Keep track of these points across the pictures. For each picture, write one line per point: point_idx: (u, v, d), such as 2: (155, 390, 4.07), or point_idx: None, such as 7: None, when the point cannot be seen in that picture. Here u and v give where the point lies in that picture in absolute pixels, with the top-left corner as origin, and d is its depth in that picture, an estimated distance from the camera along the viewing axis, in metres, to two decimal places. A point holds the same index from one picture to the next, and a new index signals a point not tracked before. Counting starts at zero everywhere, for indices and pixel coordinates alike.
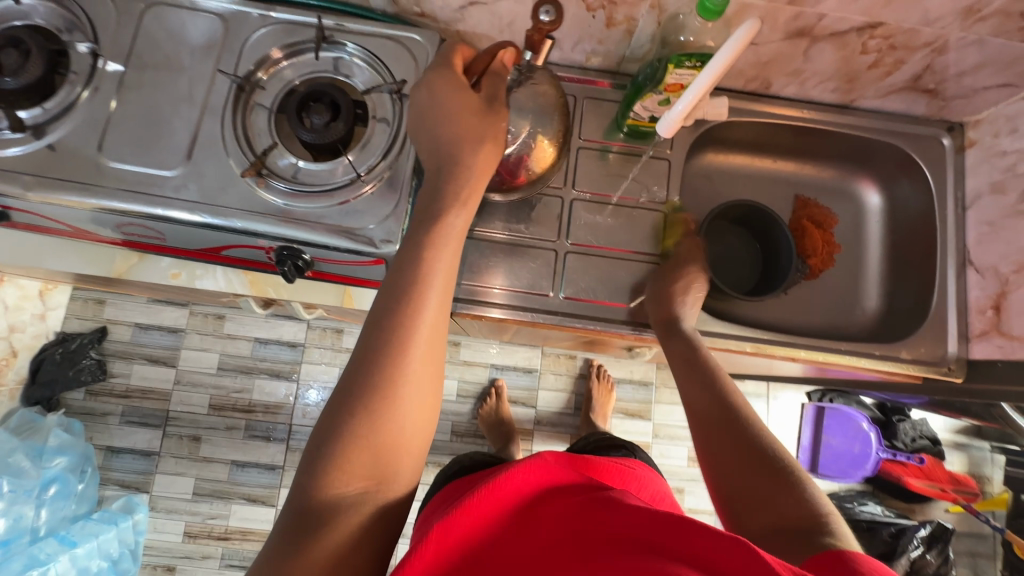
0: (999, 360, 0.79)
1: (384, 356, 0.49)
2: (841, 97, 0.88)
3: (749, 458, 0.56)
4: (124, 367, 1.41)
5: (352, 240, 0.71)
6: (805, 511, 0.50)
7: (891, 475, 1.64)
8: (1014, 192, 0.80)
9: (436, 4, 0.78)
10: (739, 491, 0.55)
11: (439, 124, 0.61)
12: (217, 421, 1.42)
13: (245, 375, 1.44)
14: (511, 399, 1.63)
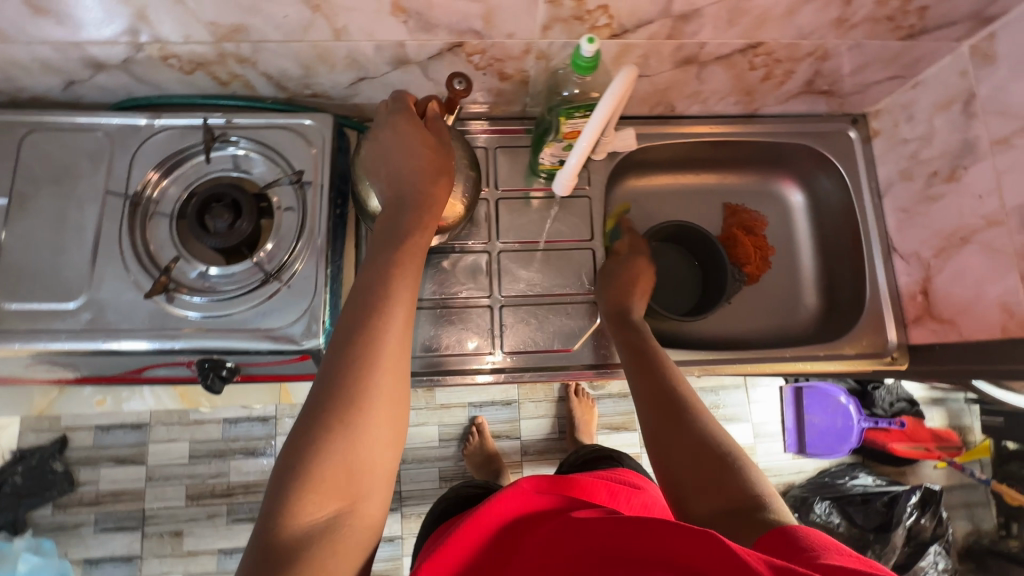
0: (936, 344, 0.80)
1: (352, 374, 0.51)
2: (745, 107, 0.89)
3: (701, 428, 0.59)
4: (90, 473, 1.24)
5: (273, 341, 0.69)
6: (748, 489, 0.52)
7: (876, 443, 1.58)
8: (920, 178, 0.81)
9: (326, 84, 0.77)
10: (685, 472, 0.55)
11: (396, 162, 0.64)
12: (197, 511, 1.26)
13: (219, 459, 1.27)
14: (494, 435, 1.52)
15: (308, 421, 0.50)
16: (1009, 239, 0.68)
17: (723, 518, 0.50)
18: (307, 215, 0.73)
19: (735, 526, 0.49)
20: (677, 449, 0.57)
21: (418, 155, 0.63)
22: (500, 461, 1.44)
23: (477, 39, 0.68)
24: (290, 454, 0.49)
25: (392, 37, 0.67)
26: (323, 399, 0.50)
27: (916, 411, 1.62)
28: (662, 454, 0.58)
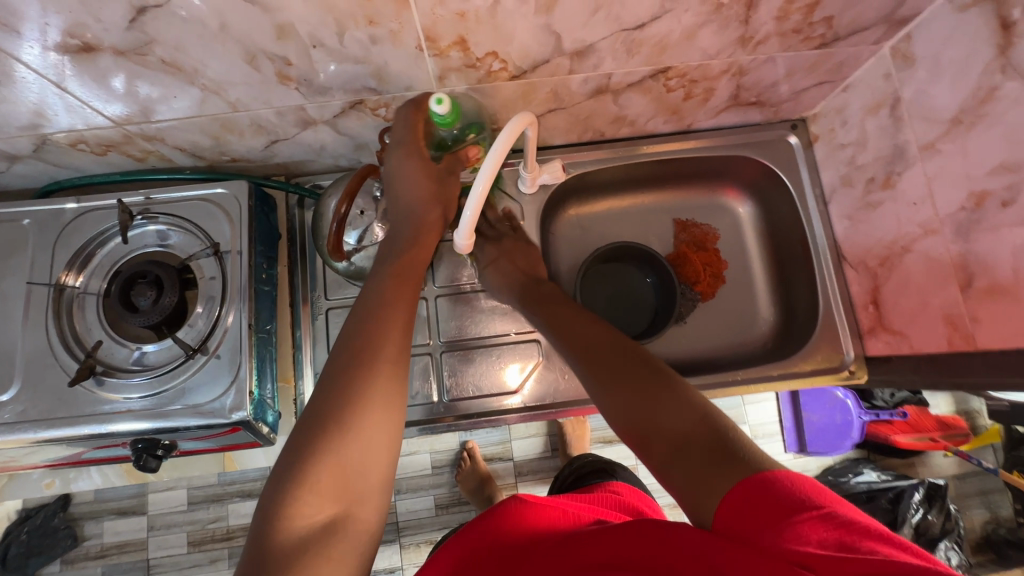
0: (892, 356, 0.77)
1: (354, 369, 0.50)
2: (677, 124, 0.87)
3: (642, 375, 0.55)
4: (95, 526, 1.23)
5: (201, 415, 0.69)
6: (693, 416, 0.49)
7: (879, 437, 1.50)
8: (860, 184, 0.78)
9: (241, 149, 0.77)
10: (628, 412, 0.53)
11: (399, 187, 0.68)
12: (199, 557, 1.24)
13: (216, 503, 1.25)
14: (486, 458, 1.43)
15: (303, 424, 0.47)
16: (945, 249, 0.65)
17: (682, 460, 0.46)
18: (229, 284, 0.73)
19: (695, 466, 0.45)
20: (624, 402, 0.54)
21: (420, 182, 0.68)
22: (492, 484, 1.34)
23: (375, 95, 0.67)
24: (295, 447, 0.45)
25: (290, 102, 0.67)
26: (318, 405, 0.48)
27: (921, 399, 1.54)
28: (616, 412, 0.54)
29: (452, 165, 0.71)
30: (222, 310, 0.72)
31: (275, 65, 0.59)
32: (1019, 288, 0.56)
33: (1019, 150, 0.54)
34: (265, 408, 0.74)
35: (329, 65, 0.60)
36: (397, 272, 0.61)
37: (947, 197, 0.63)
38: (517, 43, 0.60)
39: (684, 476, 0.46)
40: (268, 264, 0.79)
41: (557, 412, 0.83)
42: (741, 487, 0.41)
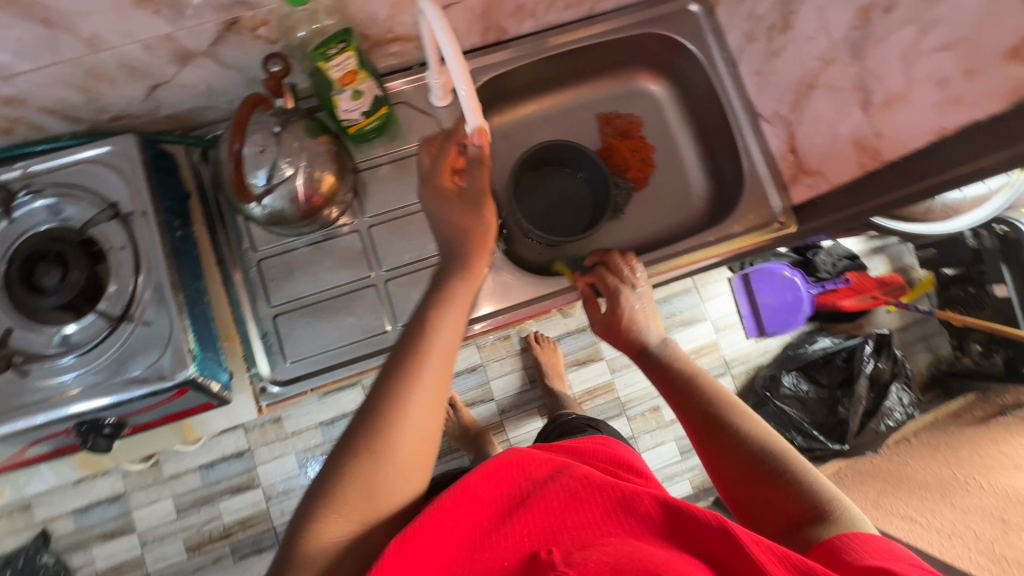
0: (815, 198, 0.79)
1: (401, 375, 0.48)
2: (580, 9, 0.85)
3: (761, 441, 0.55)
4: (83, 556, 1.14)
5: (143, 384, 0.65)
6: (803, 499, 0.48)
7: (826, 306, 1.57)
8: (761, 36, 0.79)
9: (120, 103, 0.71)
10: (735, 480, 0.54)
11: (442, 205, 0.63)
12: (202, 560, 1.18)
13: (207, 505, 1.18)
14: (467, 403, 1.40)
15: (340, 445, 0.46)
16: (844, 74, 0.66)
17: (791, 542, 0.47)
18: (141, 246, 0.68)
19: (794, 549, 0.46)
20: (731, 465, 0.54)
21: (453, 202, 0.63)
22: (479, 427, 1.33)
23: (249, 11, 0.62)
24: (333, 454, 0.45)
25: (155, 31, 0.61)
26: (358, 434, 0.45)
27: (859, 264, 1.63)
28: (729, 489, 0.54)
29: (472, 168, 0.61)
30: (140, 274, 0.68)
31: None
32: (910, 90, 0.58)
33: None
34: (212, 367, 0.71)
35: None
36: (445, 291, 0.57)
37: (838, 21, 0.65)
38: None
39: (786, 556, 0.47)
40: (180, 222, 0.75)
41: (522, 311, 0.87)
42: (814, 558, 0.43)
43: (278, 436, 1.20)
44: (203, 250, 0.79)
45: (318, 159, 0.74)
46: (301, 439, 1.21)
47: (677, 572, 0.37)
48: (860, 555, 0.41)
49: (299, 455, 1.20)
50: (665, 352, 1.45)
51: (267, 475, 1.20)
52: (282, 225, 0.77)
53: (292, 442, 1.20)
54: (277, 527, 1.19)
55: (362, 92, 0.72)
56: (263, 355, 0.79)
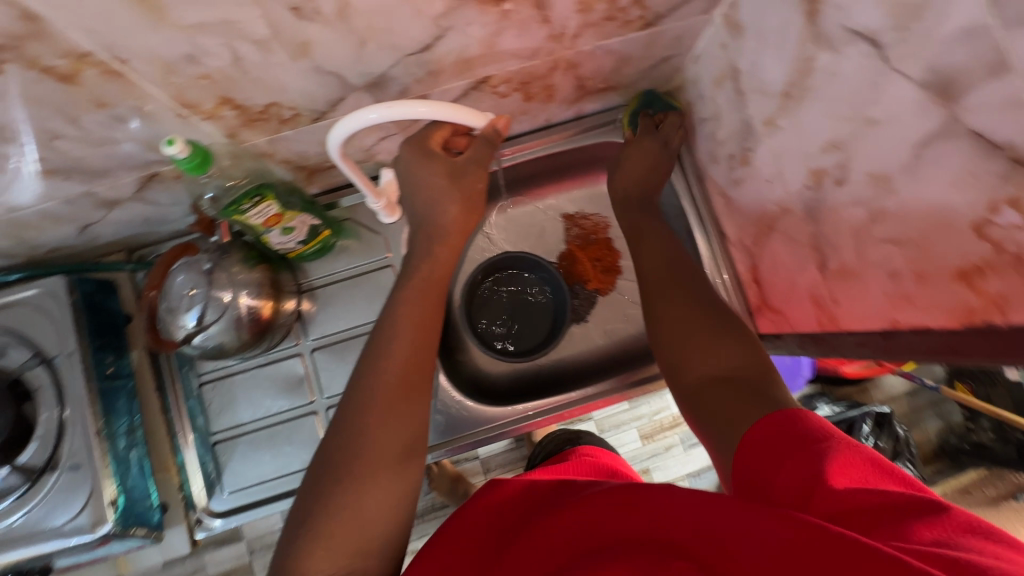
0: (779, 333, 0.74)
1: (366, 398, 0.55)
2: (535, 122, 0.81)
3: (710, 305, 0.60)
4: None
5: (63, 539, 0.65)
6: (736, 361, 0.53)
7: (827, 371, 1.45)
8: (723, 159, 0.74)
9: (53, 240, 0.70)
10: (668, 337, 0.59)
11: (420, 188, 0.66)
12: None
13: (190, 558, 1.11)
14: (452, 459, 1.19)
15: (321, 478, 0.50)
16: (800, 227, 0.61)
17: (720, 389, 0.51)
18: (69, 391, 0.68)
19: (722, 398, 0.49)
20: (669, 321, 0.61)
21: (435, 179, 0.65)
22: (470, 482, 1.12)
23: (167, 166, 0.60)
24: (316, 483, 0.50)
25: (72, 191, 0.59)
26: (335, 462, 0.50)
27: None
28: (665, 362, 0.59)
29: (481, 150, 0.64)
30: (66, 420, 0.67)
31: (23, 164, 0.52)
32: (863, 270, 0.53)
33: (841, 125, 0.50)
34: (139, 510, 0.71)
35: (88, 150, 0.53)
36: (406, 300, 0.63)
37: (793, 174, 0.59)
38: (292, 89, 0.54)
39: (711, 413, 0.50)
40: (116, 355, 0.74)
41: (497, 434, 0.81)
42: (762, 426, 0.43)
43: None
44: (142, 376, 0.78)
45: (252, 293, 0.72)
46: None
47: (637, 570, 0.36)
48: (789, 420, 0.42)
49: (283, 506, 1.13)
50: (656, 412, 1.23)
51: (253, 528, 1.13)
52: (224, 355, 0.74)
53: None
54: None
55: (293, 227, 0.69)
56: (203, 486, 0.77)
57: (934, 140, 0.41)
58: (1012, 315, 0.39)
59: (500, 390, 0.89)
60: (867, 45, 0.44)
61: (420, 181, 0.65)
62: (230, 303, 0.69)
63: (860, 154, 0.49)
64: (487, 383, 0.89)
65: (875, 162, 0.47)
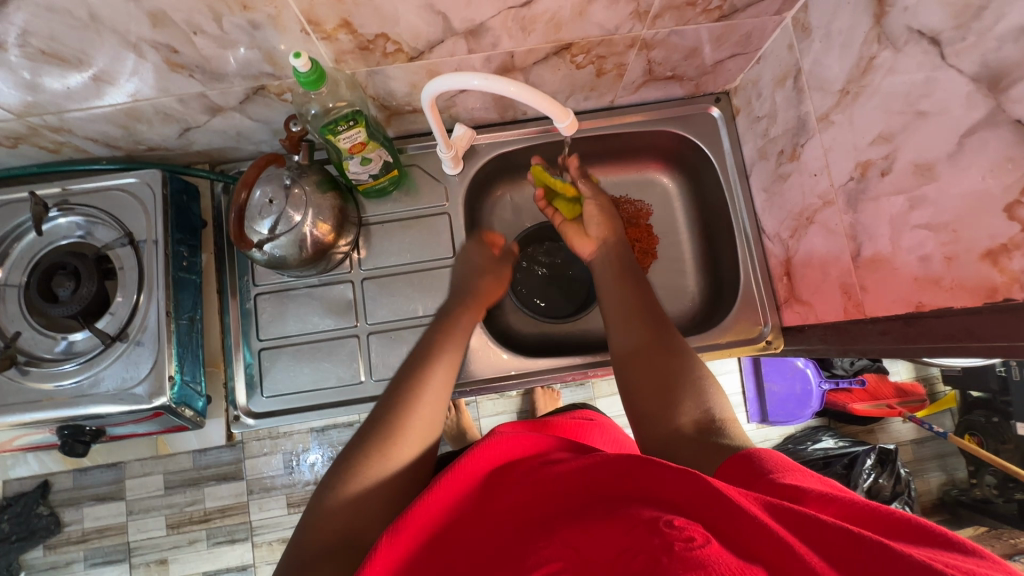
0: (803, 327, 0.78)
1: (406, 380, 0.62)
2: (600, 101, 0.86)
3: (662, 352, 0.63)
4: (76, 511, 1.14)
5: (119, 403, 0.70)
6: (703, 413, 0.54)
7: (836, 405, 1.45)
8: (772, 157, 0.79)
9: (154, 138, 0.77)
10: (636, 386, 0.60)
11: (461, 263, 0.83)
12: (180, 538, 1.16)
13: (193, 487, 1.16)
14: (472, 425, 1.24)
15: (356, 442, 0.55)
16: (839, 220, 0.66)
17: (695, 443, 0.51)
18: (146, 272, 0.74)
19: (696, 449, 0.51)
20: (629, 380, 0.62)
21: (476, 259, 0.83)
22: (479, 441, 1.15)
23: (276, 80, 0.67)
24: (351, 447, 0.55)
25: (190, 90, 0.67)
26: (369, 430, 0.56)
27: (880, 366, 1.51)
28: (635, 397, 0.60)
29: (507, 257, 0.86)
30: (140, 298, 0.73)
31: (160, 53, 0.60)
32: (895, 256, 0.57)
33: (894, 119, 0.55)
34: (188, 394, 0.76)
35: (217, 50, 0.60)
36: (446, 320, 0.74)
37: (839, 168, 0.64)
38: (403, 23, 0.60)
39: (690, 457, 0.51)
40: (190, 252, 0.81)
41: (521, 382, 0.86)
42: (731, 465, 0.46)
43: (271, 432, 1.18)
44: (206, 280, 0.85)
45: (322, 215, 0.78)
46: (291, 440, 1.19)
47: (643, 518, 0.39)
48: (769, 462, 0.44)
49: (287, 454, 1.18)
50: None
51: (254, 469, 1.18)
52: (283, 269, 0.80)
53: (282, 442, 1.19)
54: (253, 522, 1.17)
55: (370, 159, 0.76)
56: (244, 386, 0.84)
57: (978, 129, 0.46)
58: None
59: (526, 347, 0.94)
60: (928, 43, 0.49)
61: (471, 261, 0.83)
62: (300, 222, 0.75)
63: (908, 146, 0.53)
64: (516, 339, 0.94)
65: (920, 152, 0.52)
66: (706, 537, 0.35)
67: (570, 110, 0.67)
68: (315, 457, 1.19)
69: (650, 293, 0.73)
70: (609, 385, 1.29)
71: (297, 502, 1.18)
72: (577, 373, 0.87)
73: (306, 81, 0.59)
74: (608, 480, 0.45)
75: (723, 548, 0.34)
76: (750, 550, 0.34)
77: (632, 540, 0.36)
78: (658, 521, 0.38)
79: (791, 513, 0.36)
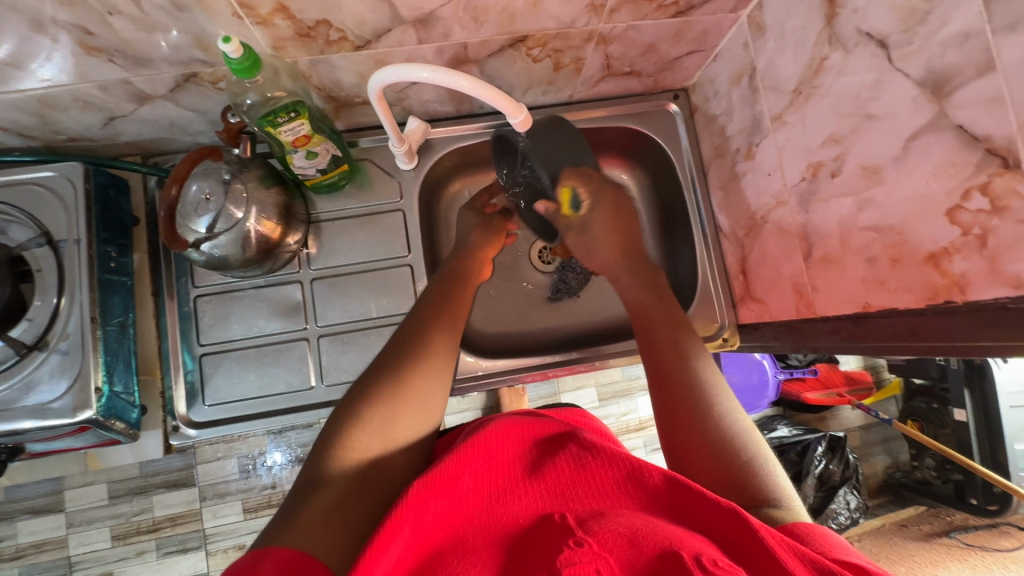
0: (758, 323, 0.79)
1: (414, 342, 0.56)
2: (558, 96, 0.84)
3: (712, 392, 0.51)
4: (7, 528, 1.06)
5: (40, 418, 0.64)
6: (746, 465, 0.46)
7: (790, 394, 1.50)
8: (729, 155, 0.79)
9: (76, 127, 0.70)
10: (664, 410, 0.52)
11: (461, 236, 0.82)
12: (126, 550, 1.09)
13: (140, 496, 1.09)
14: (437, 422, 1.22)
15: (356, 398, 0.49)
16: (792, 218, 0.66)
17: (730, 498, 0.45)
18: (68, 274, 0.68)
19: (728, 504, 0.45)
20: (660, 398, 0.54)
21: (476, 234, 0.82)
22: None
23: (209, 67, 0.62)
24: (352, 400, 0.49)
25: (111, 76, 0.61)
26: (372, 385, 0.51)
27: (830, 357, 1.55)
28: (666, 418, 0.52)
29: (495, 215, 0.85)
30: (60, 302, 0.67)
31: (73, 35, 0.54)
32: (844, 257, 0.58)
33: (843, 121, 0.55)
34: (119, 405, 0.71)
35: (138, 34, 0.55)
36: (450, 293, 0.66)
37: (792, 167, 0.64)
38: (346, 10, 0.57)
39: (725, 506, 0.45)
40: (119, 251, 0.75)
41: (481, 384, 0.85)
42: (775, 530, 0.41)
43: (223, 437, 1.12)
44: (140, 280, 0.79)
45: (266, 212, 0.73)
46: (247, 443, 1.13)
47: (683, 546, 0.36)
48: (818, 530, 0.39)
49: (243, 458, 1.13)
50: (624, 414, 1.31)
51: (206, 475, 1.12)
52: (225, 269, 0.75)
53: (236, 446, 1.13)
54: (206, 530, 1.11)
55: (317, 153, 0.71)
56: (184, 396, 0.79)
57: (922, 134, 0.46)
58: (970, 293, 0.45)
59: (490, 346, 0.92)
60: (876, 46, 0.50)
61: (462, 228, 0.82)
62: (242, 220, 0.70)
63: (856, 147, 0.54)
64: (479, 339, 0.91)
65: (868, 154, 0.53)
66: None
67: (523, 106, 0.65)
68: (274, 459, 1.13)
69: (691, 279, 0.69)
70: (573, 380, 1.29)
71: (253, 507, 1.13)
72: (540, 372, 0.86)
73: (237, 71, 0.54)
74: (650, 496, 0.43)
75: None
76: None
77: (672, 572, 0.34)
78: (699, 555, 0.35)
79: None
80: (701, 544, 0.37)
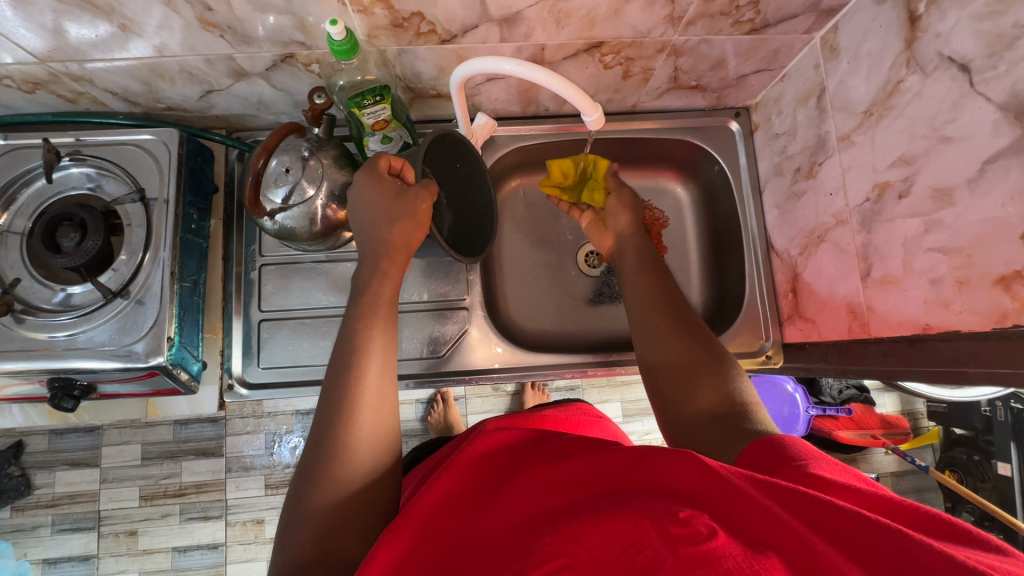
0: (803, 343, 0.79)
1: (341, 368, 0.54)
2: (621, 104, 0.87)
3: (682, 337, 0.63)
4: (46, 476, 1.11)
5: (115, 358, 0.68)
6: (725, 400, 0.55)
7: (822, 431, 1.43)
8: (788, 174, 0.80)
9: (176, 98, 0.76)
10: (659, 361, 0.63)
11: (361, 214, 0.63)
12: (150, 511, 1.13)
13: (170, 460, 1.14)
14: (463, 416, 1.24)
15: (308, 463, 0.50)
16: (851, 239, 0.66)
17: (715, 428, 0.53)
18: (154, 230, 0.73)
19: (711, 437, 0.53)
20: (654, 354, 0.64)
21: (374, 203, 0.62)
22: None
23: (306, 50, 0.67)
24: (306, 468, 0.50)
25: (218, 50, 0.66)
26: (318, 447, 0.50)
27: (866, 397, 1.46)
28: (657, 369, 0.62)
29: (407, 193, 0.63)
30: (143, 256, 0.72)
31: (195, 9, 0.59)
32: (905, 278, 0.58)
33: (915, 143, 0.56)
34: (184, 357, 0.75)
35: (251, 13, 0.60)
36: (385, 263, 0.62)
37: (856, 188, 0.65)
38: (441, 4, 0.61)
39: (710, 436, 0.53)
40: (199, 217, 0.80)
41: (522, 375, 0.86)
42: (754, 450, 0.46)
43: (255, 412, 1.17)
44: (213, 248, 0.84)
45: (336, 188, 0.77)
46: (275, 421, 1.17)
47: (648, 508, 0.38)
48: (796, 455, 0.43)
49: (270, 433, 1.17)
50: (646, 433, 1.31)
51: (234, 447, 1.16)
52: (291, 240, 0.79)
53: (265, 422, 1.17)
54: (228, 500, 1.15)
55: (391, 138, 0.75)
56: (240, 356, 0.83)
57: (1001, 157, 0.47)
58: None
59: (529, 342, 0.93)
60: (957, 70, 0.51)
61: (366, 202, 0.62)
62: (314, 197, 0.73)
63: (928, 169, 0.54)
64: (519, 334, 0.93)
65: (940, 176, 0.53)
66: (713, 527, 0.35)
67: (598, 105, 0.67)
68: (297, 440, 1.17)
69: (675, 289, 0.70)
70: (598, 392, 1.30)
71: (275, 484, 1.16)
72: (580, 370, 0.87)
73: (335, 53, 0.59)
74: (615, 478, 0.44)
75: (732, 539, 0.34)
76: (765, 541, 0.34)
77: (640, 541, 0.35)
78: (661, 514, 0.37)
79: (819, 503, 0.35)
80: (665, 498, 0.39)
